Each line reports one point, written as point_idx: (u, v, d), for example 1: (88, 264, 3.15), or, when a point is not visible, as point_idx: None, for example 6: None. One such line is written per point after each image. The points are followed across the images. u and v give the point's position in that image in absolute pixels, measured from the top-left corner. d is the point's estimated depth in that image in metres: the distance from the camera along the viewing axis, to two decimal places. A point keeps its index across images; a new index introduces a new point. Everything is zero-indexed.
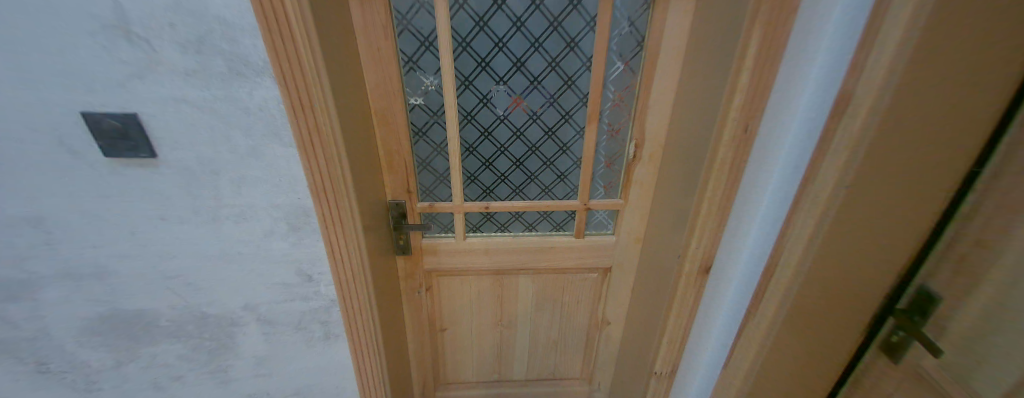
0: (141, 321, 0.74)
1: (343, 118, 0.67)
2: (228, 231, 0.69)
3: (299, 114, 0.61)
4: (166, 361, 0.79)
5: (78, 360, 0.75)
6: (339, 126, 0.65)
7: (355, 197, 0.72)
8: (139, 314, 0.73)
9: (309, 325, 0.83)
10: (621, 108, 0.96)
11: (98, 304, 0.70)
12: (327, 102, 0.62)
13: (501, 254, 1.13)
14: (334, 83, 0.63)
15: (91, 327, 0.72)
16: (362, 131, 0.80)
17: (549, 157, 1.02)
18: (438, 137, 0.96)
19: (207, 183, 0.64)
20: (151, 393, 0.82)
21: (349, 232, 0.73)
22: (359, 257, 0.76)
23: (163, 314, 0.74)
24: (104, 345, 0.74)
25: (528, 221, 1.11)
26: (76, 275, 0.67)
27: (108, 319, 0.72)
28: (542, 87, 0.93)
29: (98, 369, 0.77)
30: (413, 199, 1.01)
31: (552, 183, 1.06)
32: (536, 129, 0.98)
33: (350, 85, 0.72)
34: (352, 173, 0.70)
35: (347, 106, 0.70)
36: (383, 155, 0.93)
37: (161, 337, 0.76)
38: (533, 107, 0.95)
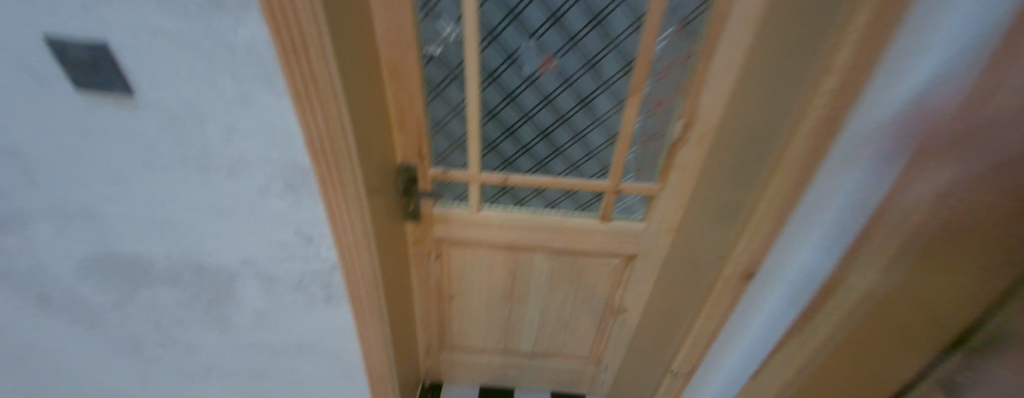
0: (143, 266, 0.73)
1: (343, 68, 0.58)
2: (219, 184, 0.64)
3: (289, 59, 0.51)
4: (165, 305, 0.79)
5: (79, 295, 0.76)
6: (337, 78, 0.56)
7: (358, 160, 0.65)
8: (140, 259, 0.72)
9: (309, 286, 0.80)
10: (672, 77, 0.79)
11: (91, 244, 0.69)
12: (323, 46, 0.52)
13: (517, 230, 1.05)
14: (330, 23, 0.52)
15: (86, 265, 0.71)
16: (369, 85, 0.71)
17: (581, 130, 0.89)
18: (457, 96, 0.85)
19: (193, 130, 0.58)
20: (155, 332, 0.84)
21: (351, 197, 0.67)
22: (362, 224, 0.71)
23: (158, 261, 0.72)
24: (111, 284, 0.75)
25: (549, 198, 1.01)
26: (64, 214, 0.65)
27: (103, 260, 0.71)
28: (581, 45, 0.77)
29: (100, 305, 0.78)
30: (426, 163, 0.94)
31: (580, 159, 0.94)
32: (569, 97, 0.84)
33: (353, 28, 0.61)
34: (353, 131, 0.63)
35: (348, 53, 0.60)
36: (393, 112, 0.84)
37: (157, 282, 0.76)
38: (567, 69, 0.80)
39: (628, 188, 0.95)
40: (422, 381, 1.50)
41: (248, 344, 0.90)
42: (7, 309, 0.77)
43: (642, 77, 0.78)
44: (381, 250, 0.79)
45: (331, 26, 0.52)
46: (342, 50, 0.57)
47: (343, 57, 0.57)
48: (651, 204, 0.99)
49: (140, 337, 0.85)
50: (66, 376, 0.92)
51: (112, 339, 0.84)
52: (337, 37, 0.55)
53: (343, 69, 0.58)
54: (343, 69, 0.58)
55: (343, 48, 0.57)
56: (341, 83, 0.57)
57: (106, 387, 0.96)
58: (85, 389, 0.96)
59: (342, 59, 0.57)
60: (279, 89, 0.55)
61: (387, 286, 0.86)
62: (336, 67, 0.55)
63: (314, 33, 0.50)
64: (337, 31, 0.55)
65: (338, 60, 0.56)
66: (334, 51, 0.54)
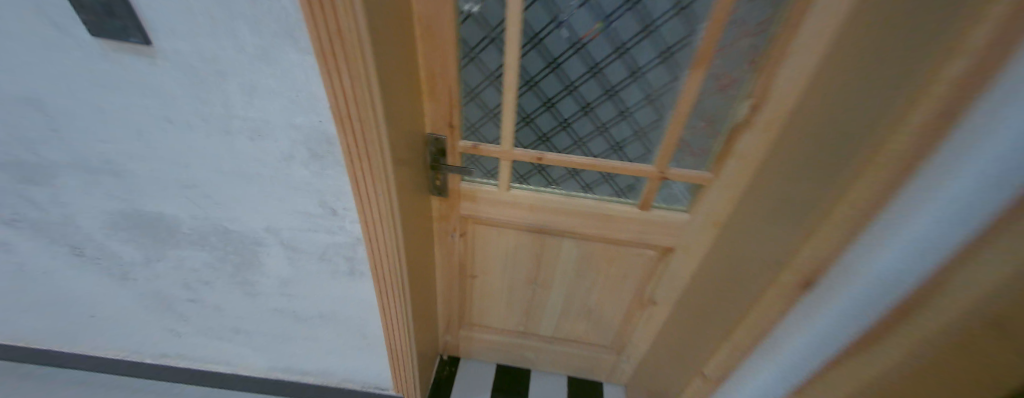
0: (171, 226, 0.72)
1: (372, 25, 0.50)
2: (242, 147, 0.61)
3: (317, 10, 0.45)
4: (192, 266, 0.80)
5: (110, 250, 0.77)
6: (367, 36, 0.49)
7: (385, 129, 0.60)
8: (168, 219, 0.71)
9: (333, 258, 0.78)
10: (746, 50, 0.68)
11: (118, 201, 0.68)
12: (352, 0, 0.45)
13: (548, 213, 0.99)
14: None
15: (114, 221, 0.71)
16: (400, 44, 0.64)
17: (628, 106, 0.81)
18: (493, 63, 0.77)
19: (214, 86, 0.54)
20: (183, 290, 0.85)
21: (377, 170, 0.62)
22: (388, 199, 0.67)
23: (183, 222, 0.71)
24: (142, 242, 0.75)
25: (586, 181, 0.94)
26: (90, 168, 0.64)
27: (130, 218, 0.71)
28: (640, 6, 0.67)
29: (130, 261, 0.79)
30: (456, 135, 0.87)
31: (623, 140, 0.86)
32: (620, 68, 0.75)
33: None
34: (382, 99, 0.57)
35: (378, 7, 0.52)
36: (425, 77, 0.77)
37: (184, 242, 0.75)
38: (623, 34, 0.71)
39: (675, 175, 0.87)
40: (440, 354, 1.52)
41: (272, 309, 0.90)
42: (45, 258, 0.80)
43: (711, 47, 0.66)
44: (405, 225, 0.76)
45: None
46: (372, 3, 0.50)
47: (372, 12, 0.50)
48: (698, 193, 0.90)
49: (169, 294, 0.86)
50: (106, 324, 0.96)
51: (145, 294, 0.86)
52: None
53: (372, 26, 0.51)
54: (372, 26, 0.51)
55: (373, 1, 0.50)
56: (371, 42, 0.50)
57: (142, 338, 1.00)
58: (124, 338, 1.01)
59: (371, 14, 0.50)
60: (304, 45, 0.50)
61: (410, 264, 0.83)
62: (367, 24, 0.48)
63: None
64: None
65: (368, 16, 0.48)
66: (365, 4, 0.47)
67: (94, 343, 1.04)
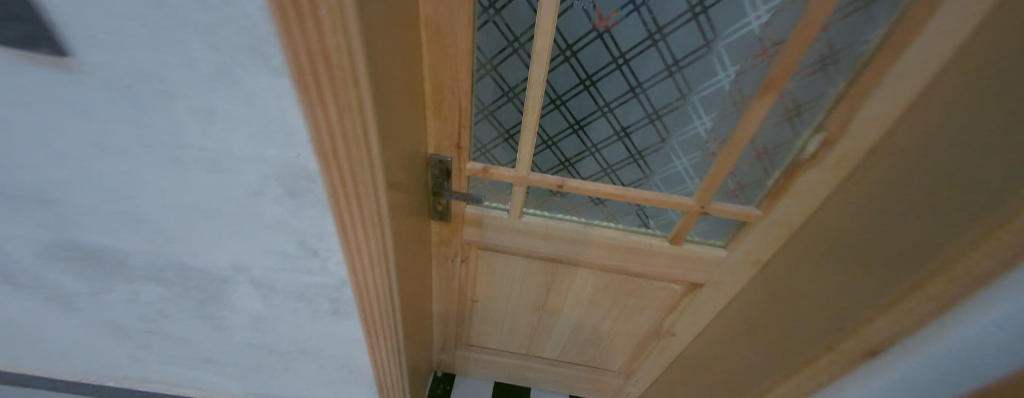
0: (120, 260, 0.60)
1: (368, 37, 0.39)
2: (199, 181, 0.49)
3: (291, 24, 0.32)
4: (149, 299, 0.68)
5: (48, 281, 0.65)
6: (360, 54, 0.38)
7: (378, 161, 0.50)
8: (115, 252, 0.59)
9: (314, 297, 0.68)
10: (816, 79, 0.59)
11: (50, 231, 0.56)
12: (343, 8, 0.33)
13: (563, 242, 0.91)
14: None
15: (49, 252, 0.59)
16: (402, 56, 0.51)
17: (666, 134, 0.71)
18: (513, 77, 0.65)
19: (158, 110, 0.41)
20: (140, 322, 0.74)
21: (366, 208, 0.52)
22: (382, 234, 0.58)
23: (133, 256, 0.59)
24: (86, 274, 0.63)
25: (612, 210, 0.86)
26: (8, 196, 0.51)
27: (69, 250, 0.59)
28: (702, 20, 0.56)
29: (75, 293, 0.67)
30: (463, 157, 0.75)
31: (659, 172, 0.77)
32: (668, 89, 0.64)
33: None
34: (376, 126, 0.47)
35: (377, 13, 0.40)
36: (430, 91, 0.64)
37: (136, 277, 0.64)
38: (676, 52, 0.60)
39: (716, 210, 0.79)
40: (434, 370, 1.44)
41: (249, 342, 0.80)
42: None
43: (782, 76, 0.55)
44: (399, 258, 0.67)
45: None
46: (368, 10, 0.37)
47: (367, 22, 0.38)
48: (740, 231, 0.83)
49: (125, 325, 0.75)
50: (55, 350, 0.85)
51: (98, 324, 0.75)
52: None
53: (368, 40, 0.39)
54: (368, 39, 0.39)
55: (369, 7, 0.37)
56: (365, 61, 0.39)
57: (100, 363, 0.89)
58: (77, 363, 0.89)
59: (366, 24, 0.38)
60: (276, 64, 0.37)
61: (402, 296, 0.75)
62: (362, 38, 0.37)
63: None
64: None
65: (363, 28, 0.37)
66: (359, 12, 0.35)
67: (44, 366, 0.93)
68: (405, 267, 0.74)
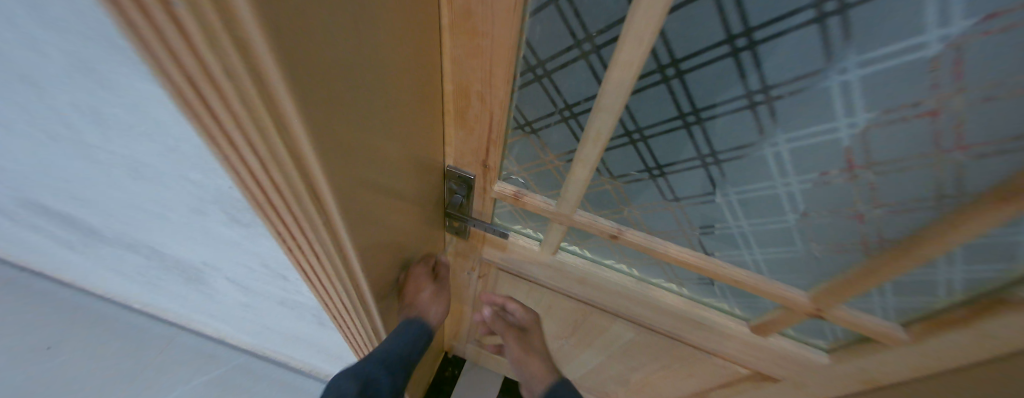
0: (92, 227, 0.53)
1: (306, 55, 0.22)
2: (129, 184, 0.38)
3: (147, 43, 0.17)
4: (137, 263, 0.64)
5: (39, 228, 0.61)
6: (284, 86, 0.21)
7: (342, 216, 0.36)
8: (82, 219, 0.51)
9: (295, 307, 0.60)
10: None
11: (12, 189, 0.49)
12: (220, 21, 0.17)
13: (603, 291, 0.74)
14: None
15: (24, 206, 0.54)
16: (400, 52, 0.34)
17: (790, 207, 0.49)
18: (572, 92, 0.44)
19: (36, 99, 0.28)
20: (139, 276, 0.72)
21: (325, 258, 0.41)
22: (349, 274, 0.46)
23: (102, 229, 0.53)
24: (67, 230, 0.57)
25: (680, 275, 0.67)
26: None
27: (39, 210, 0.53)
28: (955, 60, 0.30)
29: (70, 243, 0.64)
30: (490, 178, 0.57)
31: (774, 252, 0.57)
32: (817, 147, 0.41)
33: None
34: (336, 177, 0.32)
35: (330, 7, 0.22)
36: (452, 92, 0.46)
37: (116, 245, 0.58)
38: (864, 99, 0.35)
39: (838, 319, 0.60)
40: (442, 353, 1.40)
41: (243, 315, 0.76)
42: None
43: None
44: (377, 284, 0.56)
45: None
46: (310, 11, 0.21)
47: (303, 31, 0.21)
48: (863, 346, 0.64)
49: (127, 275, 0.73)
50: (74, 273, 0.85)
51: (98, 265, 0.72)
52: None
53: (305, 58, 0.22)
54: (307, 58, 0.22)
55: (307, 6, 0.20)
56: (298, 99, 0.23)
57: (116, 291, 0.89)
58: (96, 286, 0.90)
59: (299, 36, 0.21)
60: (149, 79, 0.22)
61: (387, 307, 0.66)
62: (286, 64, 0.20)
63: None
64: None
65: (284, 48, 0.20)
66: (273, 26, 0.18)
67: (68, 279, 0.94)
68: (389, 286, 0.63)
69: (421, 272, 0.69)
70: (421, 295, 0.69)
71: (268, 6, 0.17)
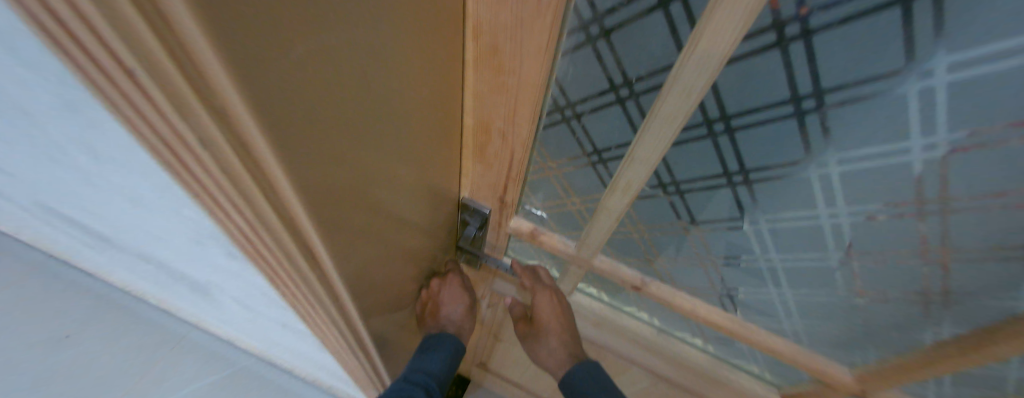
0: (96, 229, 0.51)
1: (307, 121, 0.20)
2: (130, 208, 0.36)
3: (127, 108, 0.15)
4: (144, 269, 0.63)
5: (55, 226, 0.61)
6: (269, 151, 0.19)
7: (335, 267, 0.32)
8: (84, 221, 0.49)
9: (295, 331, 0.57)
10: None
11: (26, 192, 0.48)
12: (191, 91, 0.14)
13: (619, 338, 0.69)
14: (262, 24, 0.14)
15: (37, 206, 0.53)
16: (414, 93, 0.31)
17: (847, 282, 0.43)
18: (602, 136, 0.40)
19: (35, 126, 0.27)
20: (146, 278, 0.71)
21: (317, 307, 0.37)
22: (346, 322, 0.42)
23: (110, 237, 0.51)
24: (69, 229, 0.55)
25: (706, 333, 0.62)
26: None
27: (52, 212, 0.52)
28: None
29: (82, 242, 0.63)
30: (507, 213, 0.54)
31: (821, 324, 0.50)
32: (882, 223, 0.36)
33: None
34: (327, 231, 0.28)
35: (341, 70, 0.21)
36: (471, 127, 0.43)
37: (123, 252, 0.57)
38: (950, 180, 0.31)
39: None
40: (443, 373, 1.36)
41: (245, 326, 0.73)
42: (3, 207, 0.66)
43: None
44: (378, 325, 0.52)
45: (268, 22, 0.14)
46: (313, 77, 0.19)
47: (303, 97, 0.19)
48: None
49: (136, 275, 0.73)
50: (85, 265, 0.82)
51: (110, 263, 0.72)
52: (290, 53, 0.16)
53: (304, 124, 0.20)
54: (308, 124, 0.20)
55: (311, 73, 0.18)
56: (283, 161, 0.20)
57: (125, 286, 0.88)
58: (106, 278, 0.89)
59: (296, 103, 0.19)
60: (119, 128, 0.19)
61: (389, 339, 0.62)
62: (278, 132, 0.18)
63: (179, 51, 0.12)
64: (296, 31, 0.16)
65: (276, 118, 0.18)
66: (259, 93, 0.16)
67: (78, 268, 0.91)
68: (392, 323, 0.58)
69: (455, 284, 0.66)
70: (455, 309, 0.65)
71: (255, 78, 0.15)
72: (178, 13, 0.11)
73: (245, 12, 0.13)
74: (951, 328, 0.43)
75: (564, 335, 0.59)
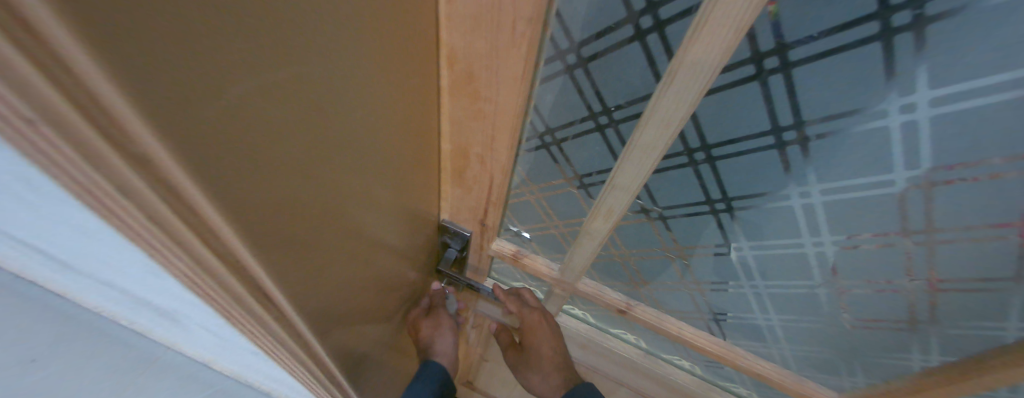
0: (38, 260, 0.46)
1: (250, 162, 0.19)
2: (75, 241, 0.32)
3: (24, 158, 0.13)
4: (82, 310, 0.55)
5: None
6: (204, 196, 0.17)
7: (295, 308, 0.30)
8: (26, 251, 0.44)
9: (262, 364, 0.53)
10: None
11: None
12: (106, 144, 0.13)
13: (606, 361, 0.68)
14: (183, 65, 0.13)
15: None
16: (379, 121, 0.30)
17: (832, 309, 0.43)
18: (583, 163, 0.39)
19: None
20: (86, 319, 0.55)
21: (283, 357, 0.34)
22: (319, 366, 0.39)
23: (56, 268, 0.47)
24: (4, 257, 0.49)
25: (694, 356, 0.60)
26: None
27: None
28: None
29: None
30: (488, 236, 0.52)
31: (810, 350, 0.49)
32: (866, 253, 0.35)
33: (333, 29, 0.21)
34: (281, 271, 0.26)
35: (286, 108, 0.20)
36: (449, 152, 0.42)
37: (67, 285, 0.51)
38: (934, 212, 0.30)
39: None
40: None
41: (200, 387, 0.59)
42: None
43: None
44: (355, 364, 0.48)
45: (190, 63, 0.13)
46: (253, 117, 0.18)
47: (245, 142, 0.18)
48: None
49: None
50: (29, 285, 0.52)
51: None
52: (224, 96, 0.16)
53: (247, 166, 0.19)
54: (251, 165, 0.19)
55: (250, 113, 0.18)
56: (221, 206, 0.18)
57: None
58: None
59: (235, 144, 0.18)
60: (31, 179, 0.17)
61: (374, 367, 0.56)
62: (213, 177, 0.17)
63: (83, 97, 0.11)
64: (229, 77, 0.15)
65: (209, 162, 0.16)
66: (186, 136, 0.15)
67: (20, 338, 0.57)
68: (371, 360, 0.54)
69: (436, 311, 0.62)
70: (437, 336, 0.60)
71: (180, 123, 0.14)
72: (72, 53, 0.10)
73: (156, 53, 0.12)
74: (937, 357, 0.42)
75: (557, 359, 0.57)
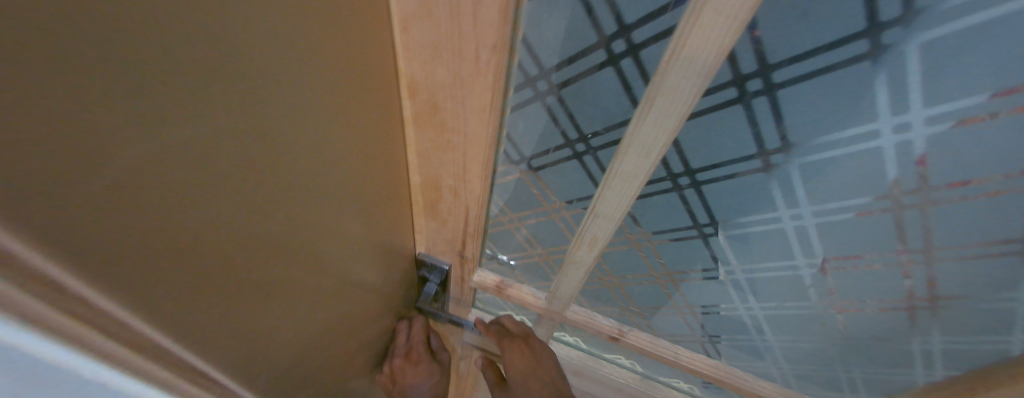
0: None
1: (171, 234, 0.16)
2: None
3: None
4: None
5: None
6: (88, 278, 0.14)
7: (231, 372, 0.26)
8: None
9: None
10: None
11: None
12: None
13: (601, 386, 0.65)
14: (27, 151, 0.10)
15: None
16: (339, 163, 0.27)
17: (829, 327, 0.41)
18: (563, 190, 0.36)
19: None
20: None
21: None
22: None
23: None
24: None
25: (692, 378, 0.58)
26: None
27: None
28: None
29: None
30: (468, 267, 0.49)
31: (809, 368, 0.48)
32: (861, 272, 0.34)
33: (272, 74, 0.18)
34: (215, 337, 0.23)
35: (218, 167, 0.17)
36: (418, 184, 0.39)
37: None
38: (929, 230, 0.29)
39: None
40: None
41: None
42: None
43: None
44: None
45: (36, 143, 0.10)
46: (170, 184, 0.15)
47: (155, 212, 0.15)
48: None
49: None
50: None
51: None
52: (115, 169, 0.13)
53: (165, 239, 0.16)
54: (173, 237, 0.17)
55: (162, 181, 0.15)
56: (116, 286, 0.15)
57: None
58: None
59: (143, 219, 0.15)
60: None
61: None
62: (104, 257, 0.14)
63: None
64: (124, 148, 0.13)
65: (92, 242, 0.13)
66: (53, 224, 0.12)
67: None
68: None
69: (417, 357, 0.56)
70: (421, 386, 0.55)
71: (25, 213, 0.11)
72: None
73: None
74: (937, 370, 0.40)
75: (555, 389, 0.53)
